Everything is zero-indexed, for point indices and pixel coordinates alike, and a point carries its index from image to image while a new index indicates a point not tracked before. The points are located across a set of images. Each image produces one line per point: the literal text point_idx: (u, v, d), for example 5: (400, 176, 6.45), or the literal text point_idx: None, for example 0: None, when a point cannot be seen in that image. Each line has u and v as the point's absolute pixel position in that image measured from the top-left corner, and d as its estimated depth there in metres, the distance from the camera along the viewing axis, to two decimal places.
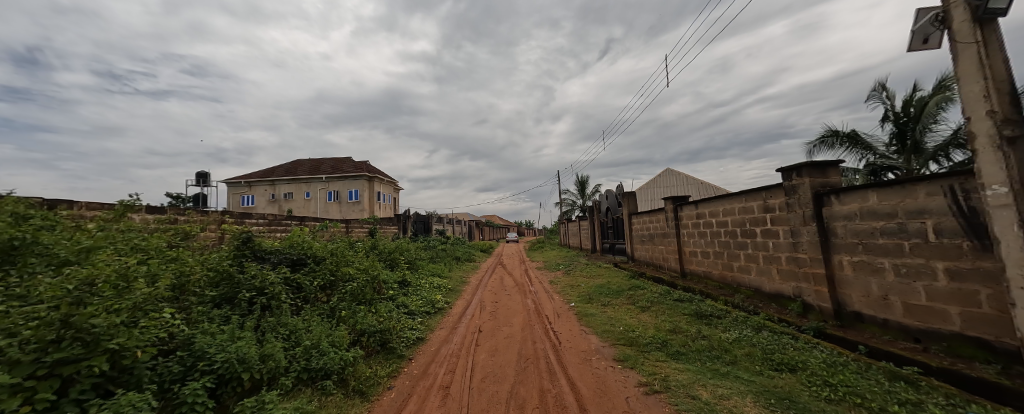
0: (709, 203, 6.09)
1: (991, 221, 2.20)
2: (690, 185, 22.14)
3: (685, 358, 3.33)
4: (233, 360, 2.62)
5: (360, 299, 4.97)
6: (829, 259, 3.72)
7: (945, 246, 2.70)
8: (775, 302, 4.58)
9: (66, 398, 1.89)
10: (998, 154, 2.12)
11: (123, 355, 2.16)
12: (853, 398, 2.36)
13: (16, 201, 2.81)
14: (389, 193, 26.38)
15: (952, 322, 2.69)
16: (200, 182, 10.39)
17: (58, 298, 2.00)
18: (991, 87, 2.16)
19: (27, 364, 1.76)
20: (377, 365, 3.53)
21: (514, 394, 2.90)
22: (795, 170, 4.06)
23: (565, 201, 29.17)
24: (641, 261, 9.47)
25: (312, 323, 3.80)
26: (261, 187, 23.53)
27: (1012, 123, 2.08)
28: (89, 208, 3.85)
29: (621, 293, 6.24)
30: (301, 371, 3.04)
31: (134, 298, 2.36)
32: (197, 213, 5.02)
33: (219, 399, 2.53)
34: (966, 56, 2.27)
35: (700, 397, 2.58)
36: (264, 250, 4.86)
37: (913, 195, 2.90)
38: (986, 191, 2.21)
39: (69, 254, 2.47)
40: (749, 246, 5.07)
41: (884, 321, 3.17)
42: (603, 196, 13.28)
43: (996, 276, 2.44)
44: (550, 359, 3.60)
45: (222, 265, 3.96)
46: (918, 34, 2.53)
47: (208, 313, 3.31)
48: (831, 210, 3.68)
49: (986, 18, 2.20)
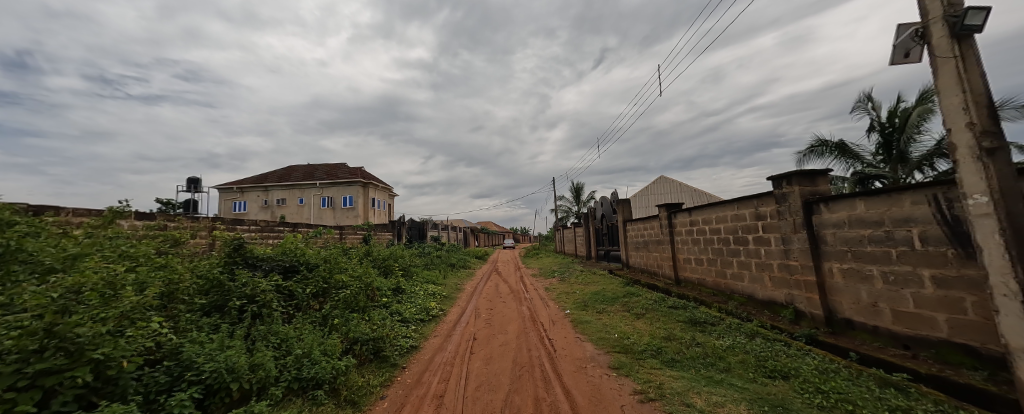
0: (702, 210, 6.15)
1: (974, 230, 2.25)
2: (685, 193, 22.33)
3: (679, 365, 3.34)
4: (221, 370, 2.58)
5: (353, 307, 4.93)
6: (820, 267, 3.76)
7: (931, 254, 2.76)
8: (768, 308, 4.62)
9: (47, 410, 1.84)
10: (978, 164, 2.18)
11: (109, 365, 2.11)
12: (844, 405, 2.38)
13: (2, 207, 2.76)
14: (384, 200, 26.26)
15: (939, 329, 2.73)
16: (192, 188, 10.25)
17: (42, 307, 1.97)
18: (970, 100, 2.23)
19: (7, 376, 1.71)
20: (370, 374, 3.48)
21: (509, 403, 2.88)
22: (785, 178, 4.13)
23: (560, 208, 29.23)
24: (637, 268, 9.49)
25: (304, 331, 3.75)
26: (254, 193, 23.27)
27: (991, 135, 2.15)
28: (76, 214, 3.79)
29: (616, 300, 6.25)
30: (292, 380, 3.00)
31: (122, 306, 2.33)
32: (188, 219, 4.96)
33: (206, 410, 2.48)
34: (945, 70, 2.35)
35: (694, 405, 2.58)
36: (256, 256, 4.80)
37: (899, 203, 2.96)
38: (968, 200, 2.27)
39: (54, 262, 2.44)
40: (742, 253, 5.13)
41: (874, 328, 3.22)
42: (598, 203, 13.33)
43: (980, 283, 2.50)
44: (545, 367, 3.58)
45: (212, 272, 3.91)
46: (900, 48, 2.60)
47: (196, 322, 3.26)
48: (820, 218, 3.74)
49: (963, 34, 2.27)
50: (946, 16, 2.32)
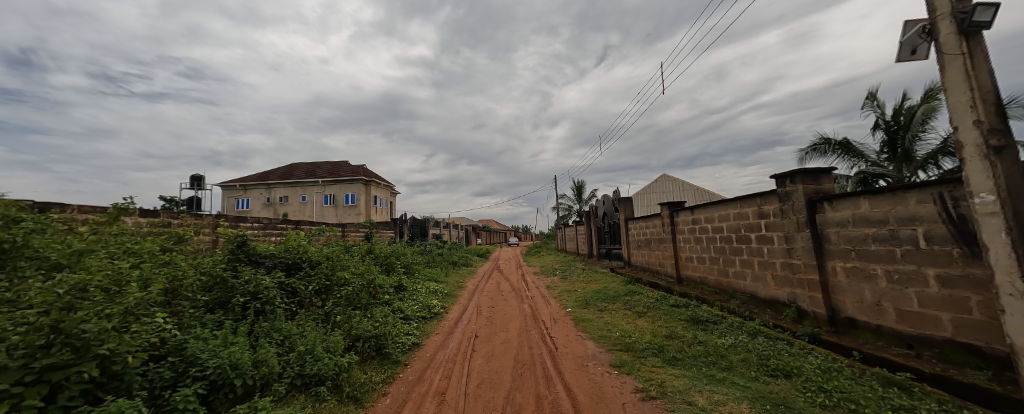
0: (705, 208, 6.12)
1: (980, 228, 2.22)
2: (688, 191, 22.34)
3: (680, 363, 3.34)
4: (225, 366, 2.60)
5: (355, 304, 4.95)
6: (823, 266, 3.75)
7: (936, 253, 2.75)
8: (770, 307, 4.61)
9: (54, 405, 1.85)
10: (985, 162, 2.16)
11: (114, 360, 2.12)
12: (847, 404, 2.37)
13: (8, 203, 2.78)
14: (386, 198, 26.36)
15: (943, 329, 2.72)
16: (195, 186, 10.31)
17: (48, 304, 1.98)
18: (977, 97, 2.21)
19: (15, 370, 1.73)
20: (372, 371, 3.50)
21: (510, 400, 2.88)
22: (789, 177, 4.11)
23: (562, 206, 29.24)
24: (638, 267, 9.48)
25: (307, 328, 3.77)
26: (257, 192, 23.36)
27: (998, 133, 2.13)
28: (82, 211, 3.84)
29: (618, 298, 6.25)
30: (295, 377, 3.01)
31: (127, 302, 2.34)
32: (191, 216, 5.00)
33: (209, 405, 2.50)
34: (953, 67, 2.33)
35: (696, 404, 2.58)
36: (259, 254, 4.84)
37: (904, 202, 2.94)
38: (974, 198, 2.25)
39: (60, 258, 2.45)
40: (744, 252, 5.12)
41: (877, 328, 3.21)
42: (600, 202, 13.27)
43: (985, 283, 2.48)
44: (546, 365, 3.59)
45: (215, 269, 3.94)
46: (907, 45, 2.58)
47: (200, 318, 3.28)
48: (823, 216, 3.73)
49: (970, 30, 2.25)
50: (954, 12, 2.30)
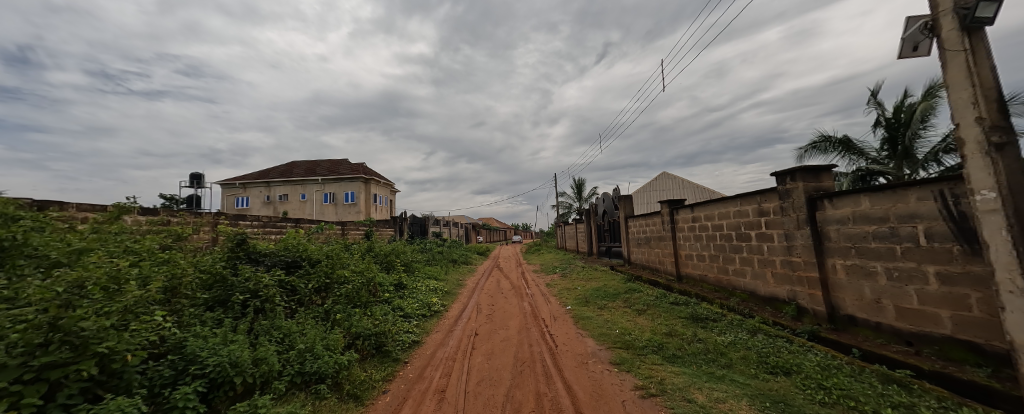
0: (704, 206, 6.12)
1: (981, 225, 2.22)
2: (688, 188, 22.40)
3: (680, 361, 3.35)
4: (224, 364, 2.59)
5: (355, 302, 4.96)
6: (823, 263, 3.74)
7: (936, 251, 2.74)
8: (770, 305, 4.61)
9: (54, 403, 1.85)
10: (986, 160, 2.15)
11: (113, 359, 2.11)
12: (847, 401, 2.38)
13: (7, 201, 2.77)
14: (385, 196, 26.35)
15: (942, 326, 2.72)
16: (195, 184, 10.27)
17: (46, 301, 1.96)
18: (980, 94, 2.20)
19: (13, 368, 1.73)
20: (372, 369, 3.50)
21: (509, 398, 2.89)
22: (789, 174, 4.10)
23: (562, 204, 29.23)
24: (638, 264, 9.50)
25: (307, 326, 3.77)
26: (257, 189, 23.38)
27: (1000, 130, 2.12)
28: (81, 209, 3.83)
29: (617, 296, 6.26)
30: (295, 374, 3.01)
31: (126, 300, 2.32)
32: (191, 214, 5.00)
33: (209, 403, 2.50)
34: (955, 64, 2.32)
35: (696, 401, 2.58)
36: (259, 251, 4.82)
37: (905, 200, 2.94)
38: (975, 195, 2.25)
39: (60, 256, 2.44)
40: (744, 250, 5.12)
41: (877, 325, 3.21)
42: (600, 200, 13.25)
43: (985, 280, 2.48)
44: (545, 362, 3.60)
45: (215, 266, 3.93)
46: (909, 41, 2.59)
47: (199, 316, 3.28)
48: (824, 214, 3.72)
49: (973, 26, 2.23)
50: (957, 8, 2.27)
